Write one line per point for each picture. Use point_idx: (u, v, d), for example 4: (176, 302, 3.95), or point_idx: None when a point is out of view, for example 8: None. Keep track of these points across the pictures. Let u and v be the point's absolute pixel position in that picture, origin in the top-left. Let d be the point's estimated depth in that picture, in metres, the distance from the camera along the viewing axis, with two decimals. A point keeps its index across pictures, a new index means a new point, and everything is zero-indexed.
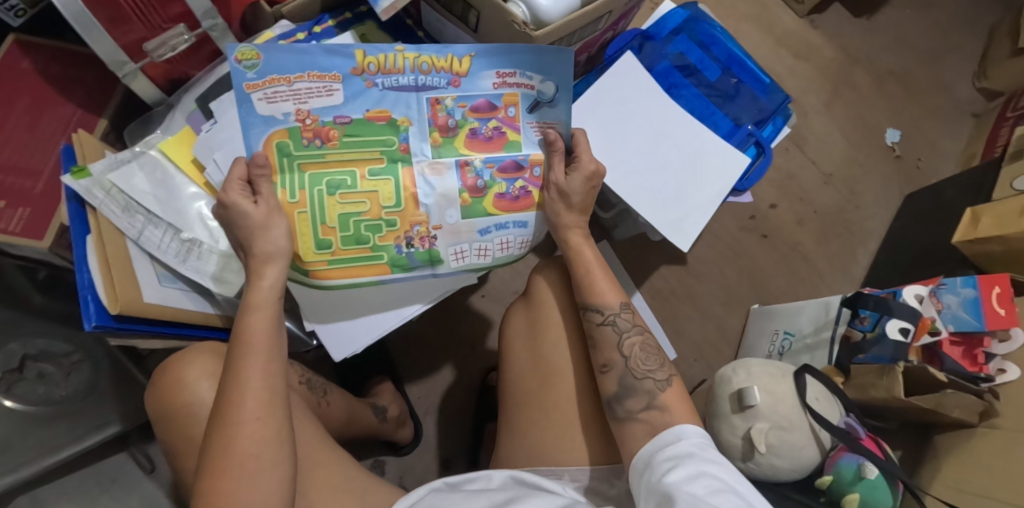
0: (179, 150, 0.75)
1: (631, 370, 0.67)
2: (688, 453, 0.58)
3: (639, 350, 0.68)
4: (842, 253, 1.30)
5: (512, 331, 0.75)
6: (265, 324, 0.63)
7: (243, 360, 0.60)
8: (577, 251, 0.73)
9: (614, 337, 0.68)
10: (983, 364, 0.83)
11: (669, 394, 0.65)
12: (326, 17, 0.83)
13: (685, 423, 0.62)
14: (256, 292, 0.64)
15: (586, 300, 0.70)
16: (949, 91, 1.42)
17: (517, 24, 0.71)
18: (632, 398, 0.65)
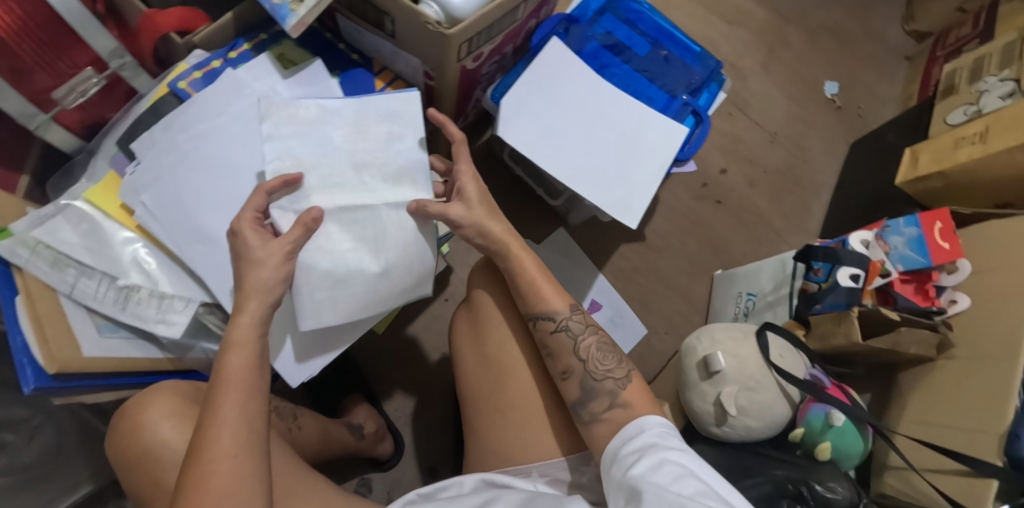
0: (105, 198, 0.74)
1: (591, 372, 0.67)
2: (650, 444, 0.59)
3: (597, 350, 0.68)
4: (795, 208, 1.32)
5: (459, 338, 0.75)
6: (244, 362, 0.63)
7: (219, 396, 0.61)
8: (518, 261, 0.71)
9: (570, 343, 0.68)
10: (934, 298, 0.85)
11: (632, 391, 0.66)
12: (241, 41, 0.81)
13: (648, 415, 0.64)
14: (237, 329, 0.64)
15: (532, 311, 0.70)
16: (880, 37, 1.45)
17: (430, 25, 0.71)
18: (595, 400, 0.65)
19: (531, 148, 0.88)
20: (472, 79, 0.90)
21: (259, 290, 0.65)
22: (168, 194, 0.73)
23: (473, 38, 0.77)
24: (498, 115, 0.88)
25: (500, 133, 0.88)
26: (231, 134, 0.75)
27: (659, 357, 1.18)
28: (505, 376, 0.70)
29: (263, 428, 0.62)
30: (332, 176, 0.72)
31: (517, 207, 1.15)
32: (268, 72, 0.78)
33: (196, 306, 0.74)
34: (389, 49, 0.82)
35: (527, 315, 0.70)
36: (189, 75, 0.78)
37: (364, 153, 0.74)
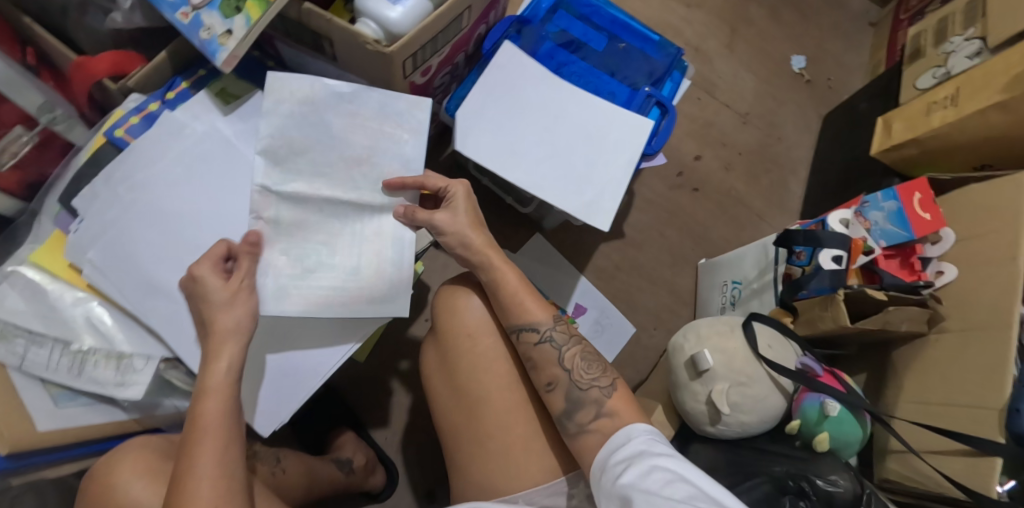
0: (52, 258, 0.71)
1: (576, 382, 0.64)
2: (639, 451, 0.57)
3: (581, 360, 0.66)
4: (773, 188, 1.30)
5: (427, 365, 0.71)
6: (220, 411, 0.59)
7: (195, 447, 0.57)
8: (500, 275, 0.68)
9: (554, 354, 0.66)
10: (920, 272, 0.83)
11: (617, 401, 0.63)
12: (178, 80, 0.78)
13: (635, 422, 0.61)
14: (209, 377, 0.60)
15: (514, 322, 0.66)
16: (844, 6, 1.43)
17: (369, 45, 0.68)
18: (581, 410, 0.63)
19: (493, 161, 0.85)
20: (426, 93, 0.87)
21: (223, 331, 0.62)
22: (116, 247, 0.70)
23: (418, 53, 0.74)
24: (454, 130, 0.85)
25: (457, 149, 0.85)
26: (174, 179, 0.72)
27: (650, 354, 1.15)
28: (479, 404, 0.66)
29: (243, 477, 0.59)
30: (317, 165, 0.69)
31: (490, 217, 1.11)
32: (207, 109, 0.74)
33: (158, 364, 0.71)
34: (334, 74, 0.79)
35: (508, 327, 0.67)
36: (126, 121, 0.74)
37: (357, 146, 0.71)
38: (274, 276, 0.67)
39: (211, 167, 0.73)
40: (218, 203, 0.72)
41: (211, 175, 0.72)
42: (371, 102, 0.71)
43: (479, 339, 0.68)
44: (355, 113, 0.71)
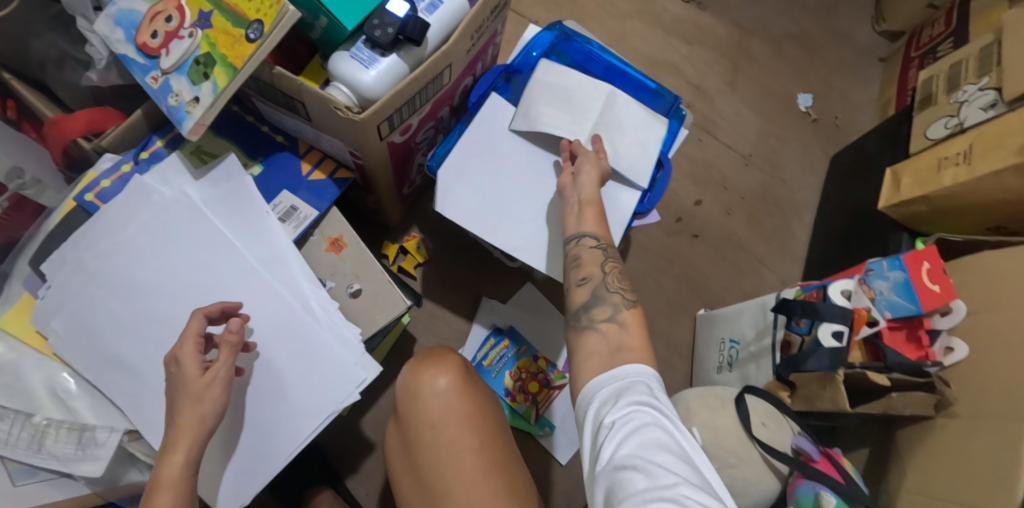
0: (18, 323, 0.67)
1: (607, 284, 0.69)
2: (621, 394, 0.57)
3: (618, 272, 0.71)
4: (777, 232, 1.25)
5: (389, 449, 0.69)
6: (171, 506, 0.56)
7: None
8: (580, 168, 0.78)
9: (598, 256, 0.72)
10: (928, 348, 0.78)
11: (631, 314, 0.67)
12: (153, 138, 0.72)
13: (629, 362, 0.61)
14: (166, 469, 0.57)
15: (576, 230, 0.74)
16: (852, 41, 1.37)
17: (339, 110, 0.65)
18: (597, 307, 0.67)
19: (475, 222, 0.83)
20: (408, 149, 0.83)
21: (181, 418, 0.59)
22: (82, 319, 0.66)
23: (395, 115, 0.71)
24: (435, 188, 0.82)
25: (439, 206, 0.83)
26: (140, 246, 0.67)
27: None
28: (440, 497, 0.62)
29: None
30: (591, 106, 0.87)
31: (477, 268, 1.07)
32: (179, 173, 0.70)
33: (121, 438, 0.67)
34: (310, 133, 0.75)
35: (571, 235, 0.74)
36: (98, 185, 0.70)
37: (626, 137, 0.87)
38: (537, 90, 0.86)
39: (179, 234, 0.68)
40: (185, 274, 0.67)
41: (180, 243, 0.68)
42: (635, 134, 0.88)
43: (443, 430, 0.63)
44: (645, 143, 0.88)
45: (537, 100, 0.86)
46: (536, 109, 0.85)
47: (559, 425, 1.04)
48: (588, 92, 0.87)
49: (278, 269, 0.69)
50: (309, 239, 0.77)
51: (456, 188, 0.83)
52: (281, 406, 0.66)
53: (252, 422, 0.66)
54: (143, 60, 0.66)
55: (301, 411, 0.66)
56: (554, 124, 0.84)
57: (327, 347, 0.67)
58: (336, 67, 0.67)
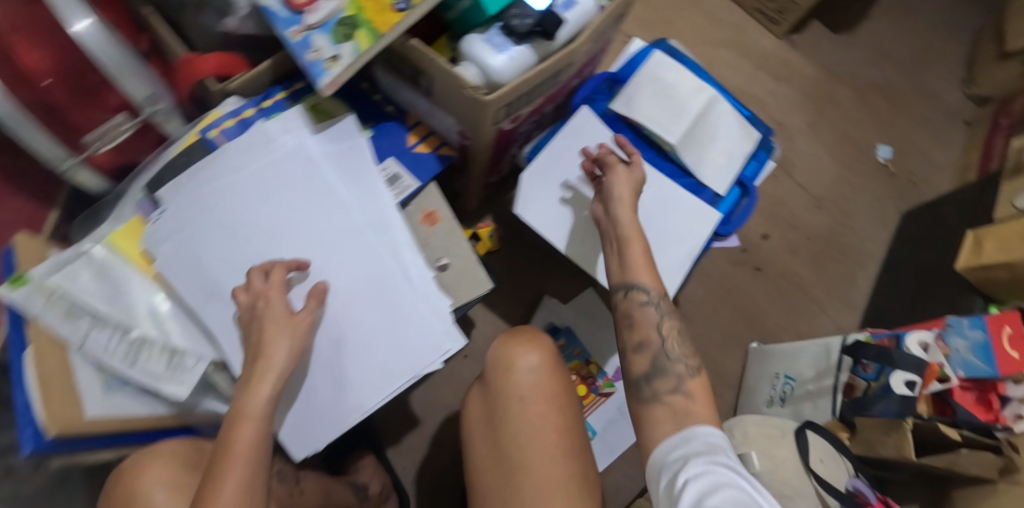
0: (129, 241, 0.68)
1: (666, 351, 0.64)
2: (697, 455, 0.54)
3: (677, 333, 0.65)
4: (839, 279, 1.24)
5: (469, 417, 0.70)
6: (253, 439, 0.59)
7: (222, 471, 0.57)
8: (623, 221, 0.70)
9: (655, 316, 0.65)
10: (998, 412, 0.77)
11: (698, 384, 0.62)
12: (276, 89, 0.76)
13: (700, 424, 0.58)
14: (248, 402, 0.60)
15: (623, 281, 0.67)
16: (937, 101, 1.37)
17: (467, 89, 0.67)
18: (660, 378, 0.62)
19: (551, 228, 0.84)
20: (508, 139, 0.86)
21: (269, 352, 0.61)
22: (186, 248, 0.67)
23: (514, 102, 0.73)
24: (516, 191, 0.84)
25: (517, 210, 0.84)
26: (254, 187, 0.69)
27: None
28: (516, 470, 0.64)
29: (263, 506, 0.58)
30: (687, 112, 0.93)
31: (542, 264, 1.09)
32: (299, 125, 0.72)
33: (208, 365, 0.67)
34: (424, 107, 0.78)
35: (618, 284, 0.68)
36: (222, 124, 0.72)
37: (715, 147, 0.93)
38: (641, 86, 0.92)
39: (291, 182, 0.70)
40: (292, 221, 0.70)
41: (291, 189, 0.70)
42: (722, 145, 0.94)
43: (532, 403, 0.66)
44: (730, 155, 0.94)
45: (638, 95, 0.91)
46: (637, 103, 0.91)
47: (600, 433, 1.05)
48: (687, 97, 0.93)
49: (380, 231, 0.70)
50: (405, 208, 0.79)
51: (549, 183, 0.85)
52: (364, 363, 0.68)
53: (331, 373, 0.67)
54: (285, 14, 0.67)
55: (382, 372, 0.67)
56: (651, 120, 0.90)
57: (416, 312, 0.69)
58: (469, 47, 0.71)
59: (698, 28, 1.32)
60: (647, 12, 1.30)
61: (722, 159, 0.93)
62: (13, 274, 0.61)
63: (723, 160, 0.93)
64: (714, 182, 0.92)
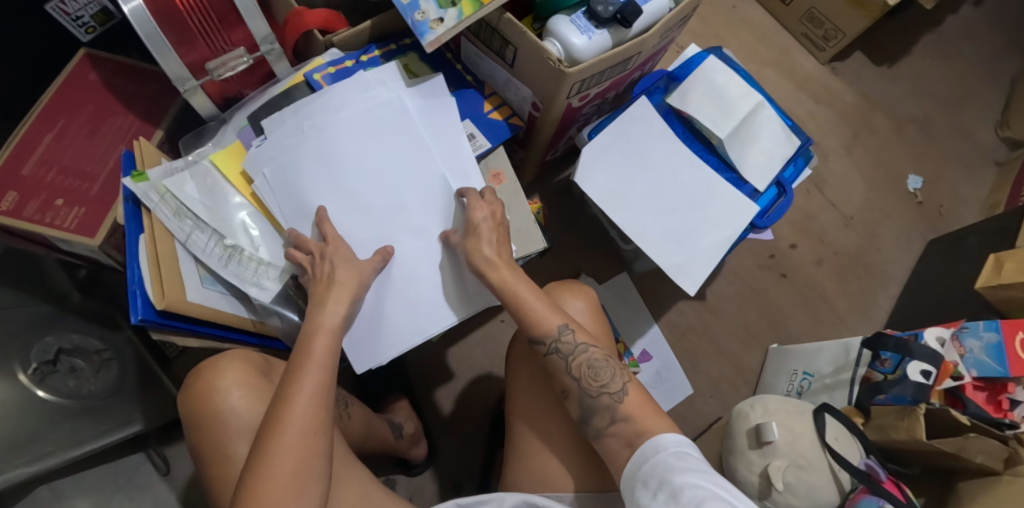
0: (228, 161, 0.75)
1: (586, 390, 0.68)
2: (668, 466, 0.59)
3: (588, 368, 0.68)
4: (862, 295, 1.28)
5: (516, 358, 0.80)
6: (328, 348, 0.63)
7: (299, 375, 0.61)
8: (507, 285, 0.70)
9: (562, 364, 0.69)
10: (1008, 411, 0.82)
11: (633, 402, 0.66)
12: (373, 47, 0.85)
13: (664, 431, 0.63)
14: (324, 316, 0.65)
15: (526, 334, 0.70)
16: (971, 139, 1.42)
17: (552, 61, 0.76)
18: (596, 416, 0.66)
19: (605, 203, 0.91)
20: (572, 118, 0.94)
21: (341, 280, 0.68)
22: (282, 172, 0.74)
23: (588, 80, 0.81)
24: (577, 162, 0.92)
25: (575, 179, 0.92)
26: (348, 128, 0.76)
27: (699, 420, 1.16)
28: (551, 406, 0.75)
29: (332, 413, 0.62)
30: (737, 113, 0.97)
31: (582, 245, 1.18)
32: (394, 78, 0.79)
33: (288, 277, 0.75)
34: (503, 77, 0.85)
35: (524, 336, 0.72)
36: (324, 70, 0.81)
37: (757, 150, 0.98)
38: (694, 86, 0.97)
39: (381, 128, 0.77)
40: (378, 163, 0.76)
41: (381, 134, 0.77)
42: (765, 148, 0.98)
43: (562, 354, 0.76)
44: (771, 159, 0.98)
45: (691, 94, 0.96)
46: (689, 101, 0.96)
47: None
48: (739, 100, 0.97)
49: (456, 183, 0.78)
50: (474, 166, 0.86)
51: (599, 165, 0.92)
52: (426, 295, 0.75)
53: (403, 297, 0.75)
54: None
55: (440, 304, 0.76)
56: (700, 118, 0.95)
57: None
58: (555, 26, 0.79)
59: (747, 46, 1.40)
60: (701, 27, 1.39)
61: (763, 163, 0.98)
62: (135, 171, 0.70)
63: (763, 164, 0.98)
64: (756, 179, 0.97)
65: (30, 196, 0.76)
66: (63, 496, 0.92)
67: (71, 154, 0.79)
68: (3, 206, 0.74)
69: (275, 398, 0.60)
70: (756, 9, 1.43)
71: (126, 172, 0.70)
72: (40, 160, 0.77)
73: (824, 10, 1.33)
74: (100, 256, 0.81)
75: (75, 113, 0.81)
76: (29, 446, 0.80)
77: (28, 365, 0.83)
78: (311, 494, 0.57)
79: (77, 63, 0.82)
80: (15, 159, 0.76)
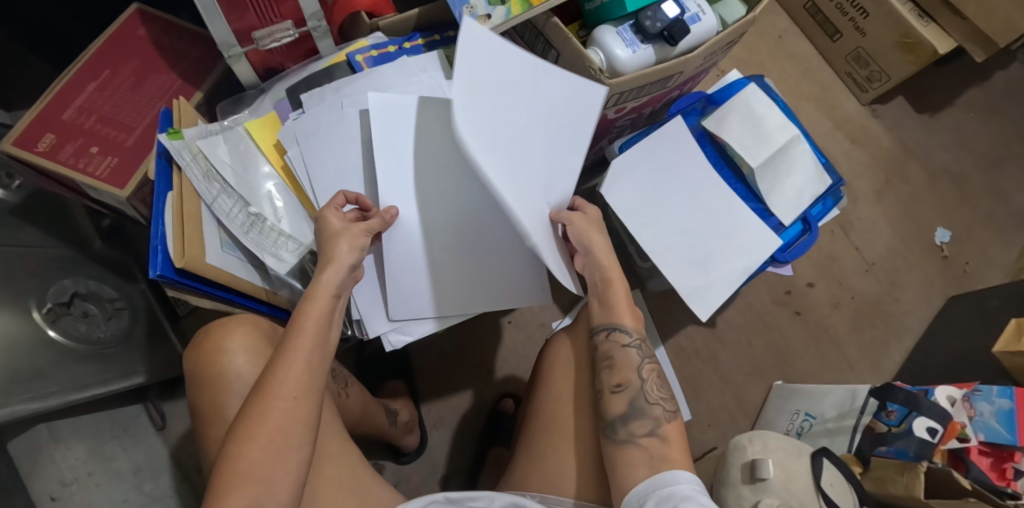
0: (262, 131, 0.76)
1: (645, 393, 0.68)
2: (686, 496, 0.59)
3: (654, 377, 0.70)
4: (874, 344, 1.26)
5: (553, 356, 0.78)
6: (321, 314, 0.63)
7: (292, 341, 0.61)
8: (608, 270, 0.72)
9: (637, 359, 0.70)
10: (1011, 480, 0.80)
11: (672, 428, 0.67)
12: (417, 35, 0.85)
13: (682, 468, 0.63)
14: (316, 285, 0.64)
15: (606, 321, 0.71)
16: (1006, 200, 1.38)
17: (593, 70, 0.75)
18: (637, 420, 0.66)
19: (629, 216, 0.91)
20: (605, 128, 0.93)
21: (333, 252, 0.66)
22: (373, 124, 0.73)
23: (627, 94, 0.80)
24: (606, 173, 0.90)
25: (602, 190, 0.91)
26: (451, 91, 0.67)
27: (693, 447, 1.15)
28: (547, 412, 0.74)
29: (324, 384, 0.62)
30: (774, 144, 0.95)
31: None
32: (435, 67, 0.80)
33: (306, 253, 0.75)
34: None
35: (599, 325, 0.72)
36: (366, 52, 0.81)
37: (791, 183, 0.97)
38: (733, 112, 0.96)
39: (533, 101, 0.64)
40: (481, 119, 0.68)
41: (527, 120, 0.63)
42: (797, 182, 0.97)
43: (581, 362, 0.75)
44: (804, 193, 0.97)
45: (728, 120, 0.95)
46: (726, 126, 0.94)
47: None
48: (777, 131, 0.96)
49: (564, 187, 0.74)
50: None
51: (650, 173, 0.92)
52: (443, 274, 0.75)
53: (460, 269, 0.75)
54: None
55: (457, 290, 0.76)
56: (735, 144, 0.93)
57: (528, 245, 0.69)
58: (600, 35, 0.78)
59: (789, 78, 1.39)
60: (745, 55, 1.38)
61: (796, 195, 0.96)
62: (171, 129, 0.72)
63: (797, 196, 0.97)
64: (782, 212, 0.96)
65: (67, 141, 0.77)
66: (59, 438, 0.87)
67: (111, 105, 0.80)
68: (40, 147, 0.76)
69: (267, 365, 0.60)
70: (803, 43, 1.41)
71: (162, 128, 0.71)
72: (81, 107, 0.79)
73: (871, 51, 1.31)
74: (126, 208, 0.83)
75: (120, 66, 0.82)
76: (32, 383, 0.76)
77: (44, 303, 0.81)
78: (292, 459, 0.57)
79: (129, 16, 0.83)
80: (56, 103, 0.78)
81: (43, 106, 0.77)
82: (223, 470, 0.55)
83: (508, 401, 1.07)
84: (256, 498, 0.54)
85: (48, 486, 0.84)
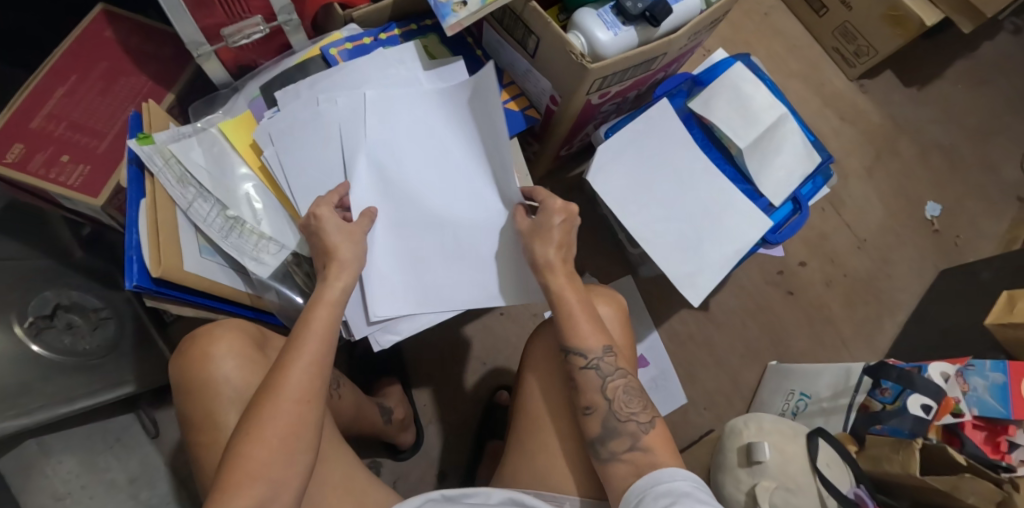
0: (237, 131, 0.74)
1: (615, 412, 0.66)
2: (684, 492, 0.58)
3: (623, 392, 0.67)
4: (868, 321, 1.25)
5: (528, 368, 0.76)
6: (328, 318, 0.62)
7: (302, 343, 0.60)
8: (558, 296, 0.69)
9: (598, 381, 0.67)
10: (1005, 453, 0.82)
11: (652, 438, 0.65)
12: (394, 25, 0.83)
13: (672, 464, 0.63)
14: (329, 291, 0.63)
15: (562, 344, 0.68)
16: (996, 172, 1.37)
17: (574, 55, 0.73)
18: (615, 439, 0.65)
19: (615, 200, 0.90)
20: (590, 114, 0.92)
21: (340, 254, 0.65)
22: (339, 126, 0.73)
23: (609, 78, 0.79)
24: (591, 160, 0.90)
25: (590, 176, 0.90)
26: (399, 109, 0.74)
27: (690, 431, 1.15)
28: (535, 408, 0.73)
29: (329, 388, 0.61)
30: (763, 124, 0.94)
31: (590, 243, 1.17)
32: (412, 58, 0.79)
33: (289, 255, 0.74)
34: (523, 67, 0.84)
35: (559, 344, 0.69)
36: (341, 45, 0.80)
37: (780, 165, 0.96)
38: (720, 93, 0.94)
39: (434, 121, 0.75)
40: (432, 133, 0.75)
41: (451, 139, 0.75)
42: (785, 161, 0.96)
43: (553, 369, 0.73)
44: (792, 172, 0.96)
45: (714, 101, 0.94)
46: (712, 107, 0.93)
47: None
48: (765, 111, 0.94)
49: (507, 181, 0.72)
50: None
51: (636, 158, 0.91)
52: (429, 276, 0.73)
53: (440, 269, 0.74)
54: None
55: (435, 289, 0.73)
56: (722, 125, 0.92)
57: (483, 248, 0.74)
58: (580, 19, 0.77)
59: (777, 55, 1.37)
60: (731, 33, 1.36)
61: (784, 179, 0.95)
62: (141, 133, 0.70)
63: (785, 177, 0.96)
64: (772, 193, 0.95)
65: (36, 150, 0.75)
66: (49, 452, 0.87)
67: (80, 110, 0.78)
68: (8, 158, 0.74)
69: (273, 365, 0.59)
70: (789, 20, 1.39)
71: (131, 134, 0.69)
72: (49, 114, 0.76)
73: (858, 25, 1.30)
74: (101, 215, 0.81)
75: (88, 69, 0.80)
76: (19, 399, 0.75)
77: (24, 318, 0.81)
78: (299, 461, 0.56)
79: (95, 18, 0.81)
80: (24, 111, 0.76)
81: (10, 115, 0.75)
82: (230, 471, 0.54)
83: (503, 393, 1.07)
84: (264, 497, 0.53)
85: (41, 500, 0.84)
